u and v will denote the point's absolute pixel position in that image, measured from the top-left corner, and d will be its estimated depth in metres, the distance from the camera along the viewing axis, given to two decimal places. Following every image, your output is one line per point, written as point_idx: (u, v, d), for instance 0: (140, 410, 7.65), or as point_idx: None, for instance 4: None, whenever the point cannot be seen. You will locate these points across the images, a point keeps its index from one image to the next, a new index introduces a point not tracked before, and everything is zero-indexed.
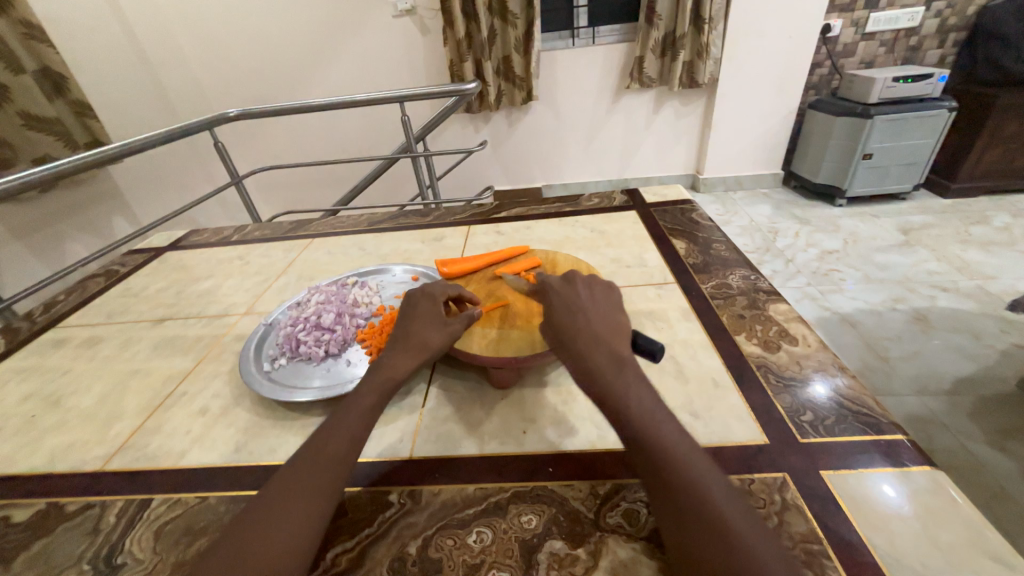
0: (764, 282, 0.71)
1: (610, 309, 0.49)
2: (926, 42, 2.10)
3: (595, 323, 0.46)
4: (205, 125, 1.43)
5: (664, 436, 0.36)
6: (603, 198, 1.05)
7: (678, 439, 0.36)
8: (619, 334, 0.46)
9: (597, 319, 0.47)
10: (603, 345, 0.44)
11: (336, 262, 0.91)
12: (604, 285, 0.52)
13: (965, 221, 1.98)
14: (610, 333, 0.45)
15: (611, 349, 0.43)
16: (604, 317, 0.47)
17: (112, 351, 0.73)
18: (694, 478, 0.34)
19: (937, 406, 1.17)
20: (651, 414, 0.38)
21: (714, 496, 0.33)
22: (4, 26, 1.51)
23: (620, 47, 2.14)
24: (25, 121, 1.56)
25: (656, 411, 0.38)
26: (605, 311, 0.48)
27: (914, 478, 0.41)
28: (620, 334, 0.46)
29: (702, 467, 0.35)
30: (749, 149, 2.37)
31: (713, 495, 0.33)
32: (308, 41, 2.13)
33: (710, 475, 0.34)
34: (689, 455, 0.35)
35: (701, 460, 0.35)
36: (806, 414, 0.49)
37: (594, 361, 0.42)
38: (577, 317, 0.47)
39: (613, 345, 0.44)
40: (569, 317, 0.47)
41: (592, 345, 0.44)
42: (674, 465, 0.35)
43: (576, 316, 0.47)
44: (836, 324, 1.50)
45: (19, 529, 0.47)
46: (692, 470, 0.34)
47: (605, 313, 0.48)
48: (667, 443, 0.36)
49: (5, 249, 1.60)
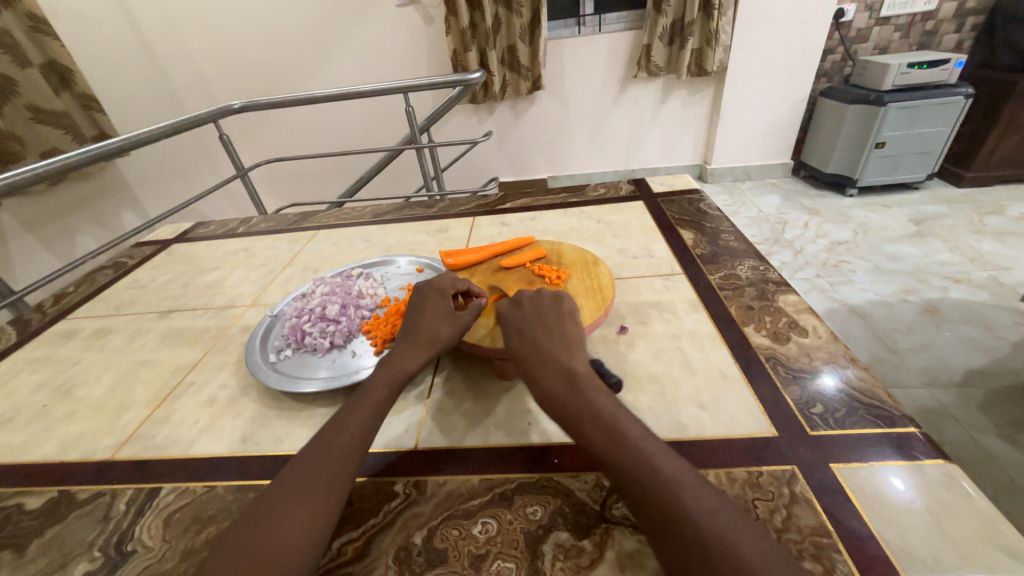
0: (774, 273, 0.69)
1: (558, 324, 0.49)
2: (943, 26, 2.04)
3: (544, 342, 0.47)
4: (210, 117, 1.43)
5: (625, 443, 0.36)
6: (609, 189, 1.04)
7: (642, 443, 0.36)
8: (569, 351, 0.46)
9: (546, 337, 0.47)
10: (553, 364, 0.44)
11: (341, 253, 0.91)
12: (553, 295, 0.52)
13: (979, 211, 1.94)
14: (560, 350, 0.46)
15: (562, 366, 0.44)
16: (552, 332, 0.48)
17: (121, 342, 0.74)
18: (662, 480, 0.33)
19: (947, 398, 1.16)
20: (610, 425, 0.38)
21: (686, 497, 0.32)
22: (10, 19, 1.51)
23: (627, 34, 2.10)
24: (34, 114, 1.57)
25: (617, 420, 0.38)
26: (553, 325, 0.49)
27: (926, 471, 0.40)
28: (572, 350, 0.46)
29: (671, 468, 0.34)
30: (758, 138, 2.33)
31: (684, 495, 0.32)
32: (311, 32, 2.12)
33: (680, 475, 0.34)
34: (657, 459, 0.35)
35: (668, 460, 0.35)
36: (816, 406, 0.48)
37: (547, 383, 0.43)
38: (525, 339, 0.48)
39: (564, 362, 0.44)
40: (517, 340, 0.48)
41: (544, 367, 0.44)
42: (637, 472, 0.34)
43: (524, 339, 0.48)
44: (846, 315, 1.48)
45: (32, 516, 0.47)
46: (660, 472, 0.34)
47: (552, 328, 0.48)
48: (630, 450, 0.36)
49: (17, 241, 1.62)
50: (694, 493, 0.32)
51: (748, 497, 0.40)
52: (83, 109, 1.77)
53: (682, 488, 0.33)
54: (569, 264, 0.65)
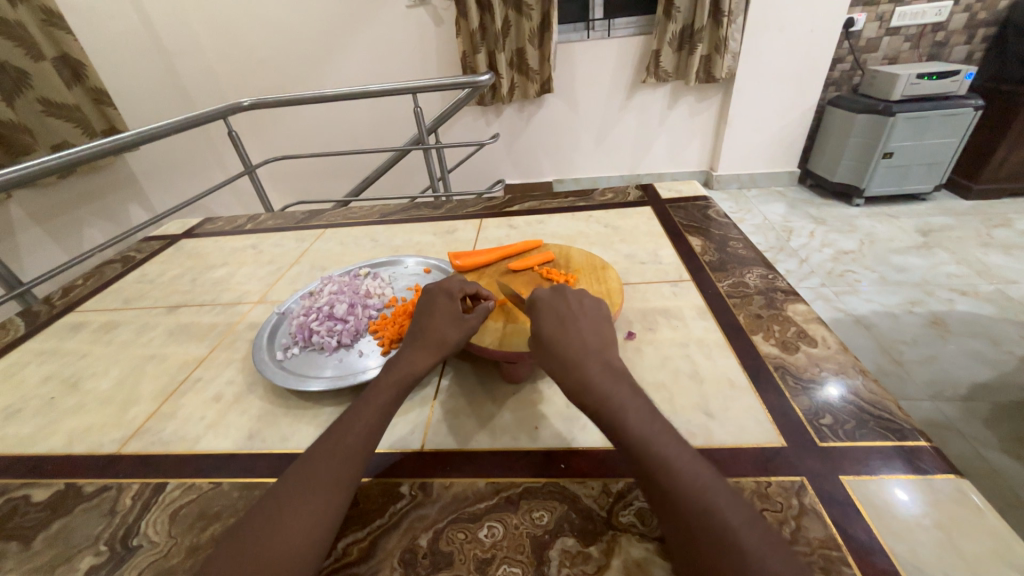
0: (782, 282, 0.69)
1: (599, 320, 0.48)
2: (954, 37, 2.03)
3: (586, 333, 0.46)
4: (219, 113, 1.43)
5: (664, 445, 0.36)
6: (617, 194, 1.04)
7: (678, 447, 0.36)
8: (608, 347, 0.46)
9: (587, 330, 0.47)
10: (594, 356, 0.44)
11: (348, 252, 0.91)
12: (592, 297, 0.52)
13: (986, 223, 1.94)
14: (599, 343, 0.45)
15: (603, 360, 0.43)
16: (593, 327, 0.47)
17: (128, 336, 0.74)
18: (698, 487, 0.33)
19: (952, 411, 1.15)
20: (648, 425, 0.38)
21: (720, 505, 0.32)
22: (25, 13, 1.52)
23: (635, 40, 2.11)
24: (45, 107, 1.58)
25: (654, 422, 0.38)
26: (594, 321, 0.48)
27: (937, 486, 0.40)
28: (610, 346, 0.46)
29: (706, 476, 0.34)
30: (765, 146, 2.33)
31: (719, 504, 0.32)
32: (322, 31, 2.13)
33: (714, 483, 0.34)
34: (690, 465, 0.35)
35: (703, 467, 0.35)
36: (825, 418, 0.48)
37: (589, 371, 0.42)
38: (565, 328, 0.47)
39: (605, 356, 0.44)
40: (555, 328, 0.47)
41: (584, 356, 0.43)
42: (675, 475, 0.34)
43: (564, 327, 0.47)
44: (850, 325, 1.47)
45: (38, 508, 0.48)
46: (697, 478, 0.34)
47: (594, 324, 0.48)
48: (667, 452, 0.36)
49: (26, 233, 1.63)
50: (727, 501, 0.33)
51: (756, 507, 0.40)
52: (94, 104, 1.79)
53: (715, 495, 0.33)
54: (577, 268, 0.65)
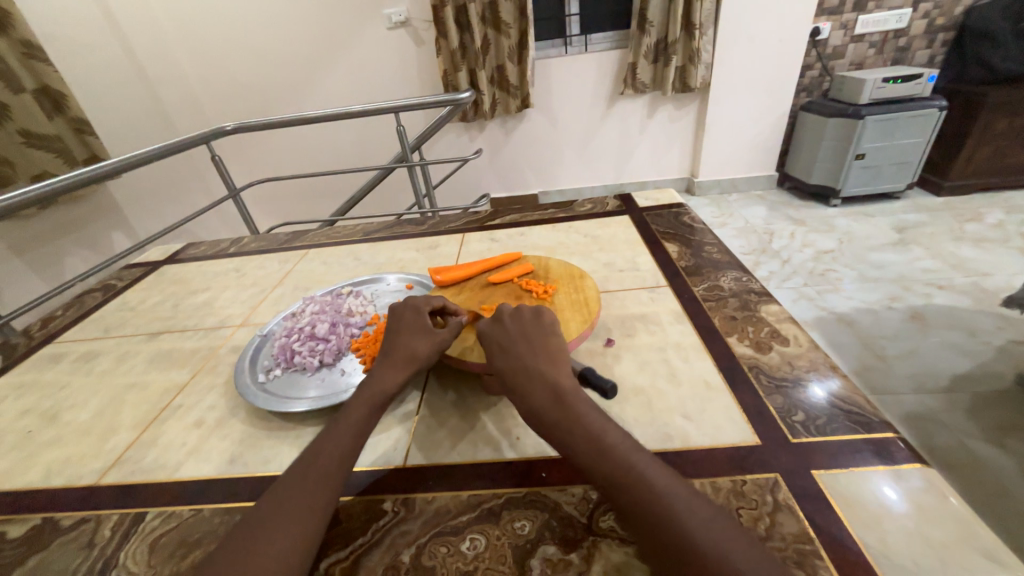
0: (756, 284, 0.71)
1: (541, 338, 0.49)
2: (915, 42, 2.12)
3: (529, 357, 0.47)
4: (202, 138, 1.43)
5: (617, 459, 0.37)
6: (596, 203, 1.06)
7: (631, 457, 0.37)
8: (554, 364, 0.46)
9: (530, 352, 0.47)
10: (540, 379, 0.44)
11: (332, 272, 0.91)
12: (535, 311, 0.52)
13: (958, 219, 2.00)
14: (545, 363, 0.46)
15: (549, 382, 0.44)
16: (537, 348, 0.48)
17: (108, 365, 0.73)
18: (653, 496, 0.34)
19: (935, 403, 1.17)
20: (600, 440, 0.38)
21: (677, 510, 0.33)
22: (4, 46, 1.53)
23: (611, 54, 2.17)
24: (25, 138, 1.57)
25: (605, 435, 0.39)
26: (537, 338, 0.49)
27: (907, 477, 0.41)
28: (557, 362, 0.46)
29: (661, 482, 0.35)
30: (744, 150, 2.39)
31: (678, 510, 0.33)
32: (305, 55, 2.17)
33: (671, 488, 0.35)
34: (648, 474, 0.36)
35: (658, 474, 0.36)
36: (798, 414, 0.49)
37: (536, 399, 0.43)
38: (510, 356, 0.48)
39: (552, 376, 0.45)
40: (501, 358, 0.48)
41: (530, 383, 0.44)
42: (630, 488, 0.35)
43: (510, 355, 0.47)
44: (833, 323, 1.50)
45: (14, 545, 0.47)
46: (652, 486, 0.35)
47: (536, 343, 0.48)
48: (621, 466, 0.36)
49: (5, 265, 1.59)
50: (686, 506, 0.33)
51: (731, 506, 0.41)
52: (76, 133, 1.77)
53: (673, 501, 0.34)
54: (556, 278, 0.66)
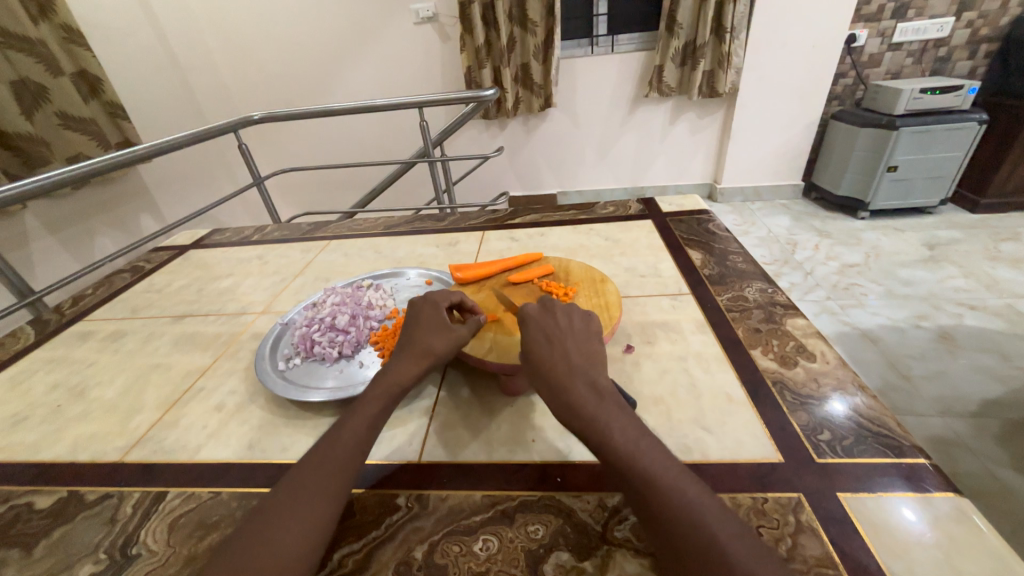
0: (782, 296, 0.69)
1: (586, 338, 0.49)
2: (956, 52, 2.04)
3: (572, 353, 0.46)
4: (231, 127, 1.45)
5: (649, 463, 0.36)
6: (618, 207, 1.05)
7: (664, 463, 0.36)
8: (595, 365, 0.46)
9: (574, 349, 0.47)
10: (580, 376, 0.44)
11: (352, 263, 0.92)
12: (582, 312, 0.52)
13: (993, 237, 1.92)
14: (586, 362, 0.46)
15: (589, 380, 0.43)
16: (581, 346, 0.48)
17: (135, 345, 0.75)
18: (685, 503, 0.33)
19: (961, 428, 1.13)
20: (634, 442, 0.38)
21: (709, 519, 0.33)
22: (46, 31, 1.58)
23: (638, 55, 2.14)
24: (62, 120, 1.61)
25: (640, 438, 0.38)
26: (582, 339, 0.48)
27: (937, 505, 0.40)
28: (597, 364, 0.46)
29: (693, 489, 0.34)
30: (769, 158, 2.33)
31: (708, 521, 0.32)
32: (333, 47, 2.20)
33: (702, 498, 0.34)
34: (679, 482, 0.35)
35: (691, 483, 0.35)
36: (823, 433, 0.47)
37: (574, 392, 0.42)
38: (552, 348, 0.47)
39: (591, 376, 0.44)
40: (543, 349, 0.47)
41: (570, 377, 0.44)
42: (662, 494, 0.34)
43: (551, 348, 0.47)
44: (856, 340, 1.46)
45: (41, 515, 0.48)
46: (683, 494, 0.34)
47: (582, 342, 0.48)
48: (654, 469, 0.36)
49: (40, 242, 1.65)
50: (717, 519, 0.33)
51: (752, 524, 0.40)
52: (110, 116, 1.83)
53: (704, 509, 0.33)
54: (577, 281, 0.66)
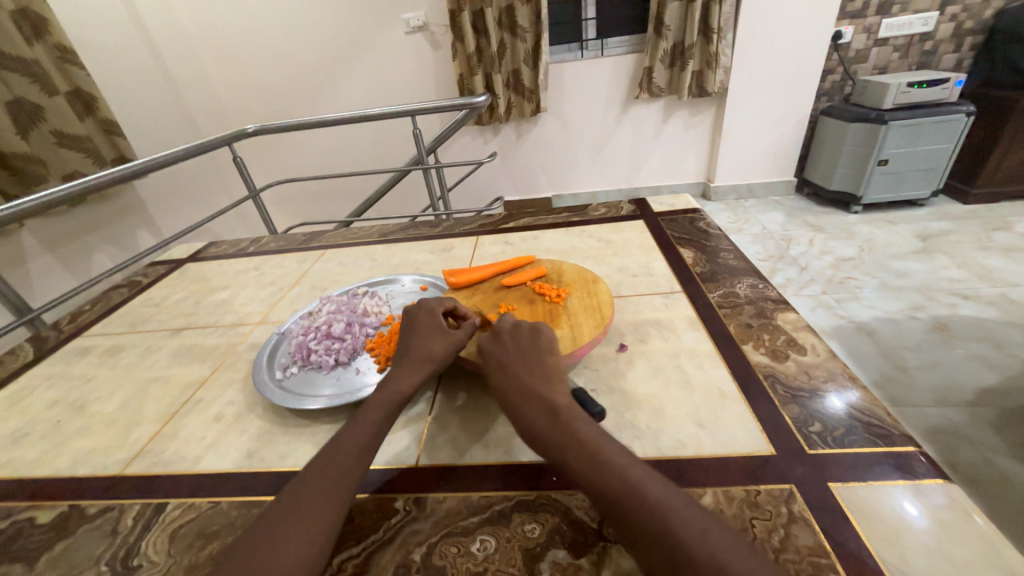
0: (773, 291, 0.70)
1: (537, 356, 0.49)
2: (942, 46, 2.06)
3: (524, 377, 0.47)
4: (225, 140, 1.46)
5: (611, 473, 0.36)
6: (611, 208, 1.06)
7: (626, 469, 0.36)
8: (551, 383, 0.46)
9: (526, 371, 0.48)
10: (536, 398, 0.45)
11: (348, 272, 0.93)
12: (530, 325, 0.53)
13: (986, 227, 1.94)
14: (541, 380, 0.46)
15: (543, 400, 0.44)
16: (533, 365, 0.48)
17: (133, 359, 0.76)
18: (651, 506, 0.34)
19: (958, 417, 1.14)
20: (595, 454, 0.38)
21: (673, 519, 0.33)
22: (41, 50, 1.60)
23: (629, 57, 2.16)
24: (58, 139, 1.62)
25: (600, 447, 0.39)
26: (534, 357, 0.49)
27: (927, 492, 0.40)
28: (552, 380, 0.47)
29: (656, 491, 0.34)
30: (761, 155, 2.35)
31: (674, 521, 0.32)
32: (326, 59, 2.22)
33: (667, 497, 0.34)
34: (642, 485, 0.35)
35: (652, 485, 0.35)
36: (815, 425, 0.48)
37: (532, 419, 0.43)
38: (506, 375, 0.48)
39: (546, 394, 0.45)
40: (499, 378, 0.49)
41: (527, 403, 0.45)
42: (625, 500, 0.34)
43: (506, 375, 0.48)
44: (852, 332, 1.47)
45: (42, 530, 0.49)
46: (646, 498, 0.34)
47: (533, 361, 0.49)
48: (616, 478, 0.36)
49: (37, 260, 1.66)
50: (683, 518, 0.33)
51: (745, 516, 0.40)
52: (105, 134, 1.84)
53: (671, 511, 0.33)
54: (569, 282, 0.67)
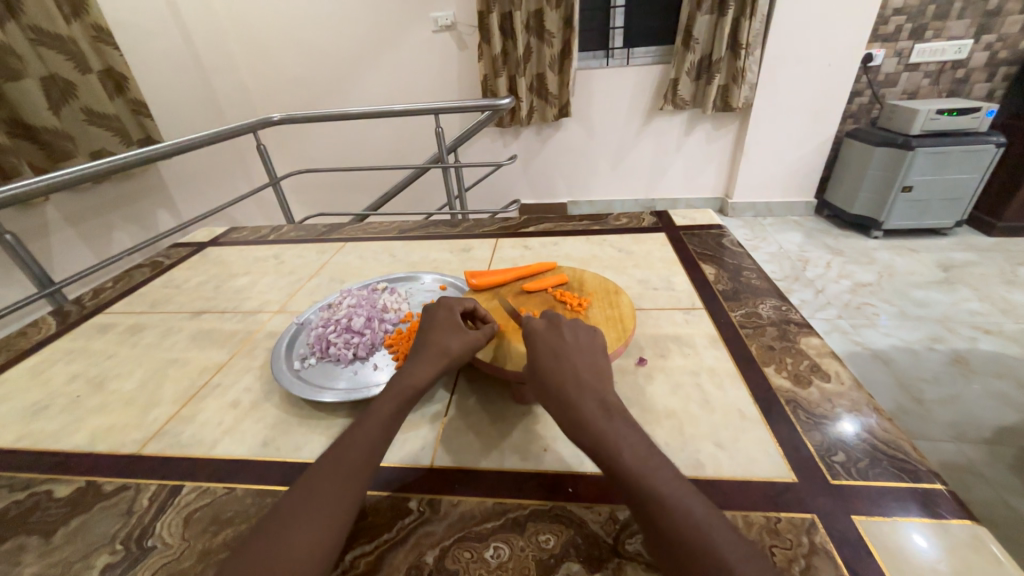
0: (796, 314, 0.69)
1: (592, 354, 0.49)
2: (975, 74, 2.03)
3: (581, 369, 0.46)
4: (250, 127, 1.48)
5: (657, 481, 0.36)
6: (632, 219, 1.05)
7: (672, 482, 0.36)
8: (603, 383, 0.46)
9: (582, 365, 0.47)
10: (590, 392, 0.44)
11: (366, 266, 0.93)
12: (588, 329, 0.52)
13: (1010, 261, 1.90)
14: (595, 378, 0.46)
15: (599, 396, 0.43)
16: (588, 361, 0.48)
17: (153, 339, 0.77)
18: (697, 523, 0.33)
19: (976, 454, 1.11)
20: (644, 461, 0.38)
21: (719, 544, 0.32)
22: (78, 29, 1.63)
23: (655, 68, 2.15)
24: (87, 116, 1.65)
25: (651, 457, 0.38)
26: (590, 355, 0.49)
27: (953, 532, 0.39)
28: (605, 381, 0.46)
29: (701, 511, 0.34)
30: (782, 174, 2.33)
31: (717, 542, 0.32)
32: (352, 53, 2.24)
33: (711, 518, 0.34)
34: (688, 503, 0.35)
35: (698, 503, 0.35)
36: (838, 455, 0.47)
37: (584, 408, 0.42)
38: (561, 362, 0.47)
39: (601, 392, 0.44)
40: (552, 363, 0.47)
41: (579, 394, 0.44)
42: (670, 513, 0.34)
43: (559, 361, 0.47)
44: (868, 360, 1.45)
45: (60, 504, 0.49)
46: (692, 515, 0.34)
47: (588, 357, 0.48)
48: (665, 489, 0.36)
49: (59, 234, 1.68)
50: (726, 540, 0.33)
51: (765, 544, 0.39)
52: (134, 114, 1.87)
53: (711, 532, 0.33)
54: (591, 292, 0.66)
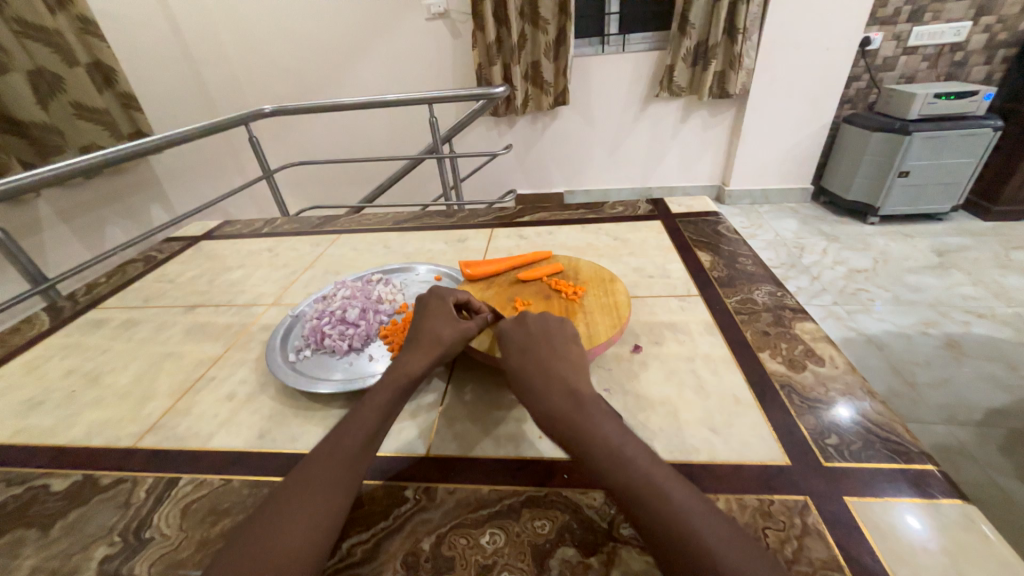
0: (791, 299, 0.69)
1: (563, 345, 0.49)
2: (973, 57, 2.01)
3: (551, 362, 0.47)
4: (242, 119, 1.46)
5: (635, 468, 0.36)
6: (628, 207, 1.05)
7: (649, 468, 0.36)
8: (576, 373, 0.46)
9: (554, 358, 0.47)
10: (561, 385, 0.44)
11: (361, 258, 0.93)
12: (559, 320, 0.53)
13: (1005, 245, 1.90)
14: (566, 369, 0.46)
15: (569, 389, 0.44)
16: (560, 354, 0.48)
17: (147, 334, 0.76)
18: (673, 509, 0.34)
19: (967, 436, 1.12)
20: (620, 449, 0.38)
21: (699, 527, 0.32)
22: (63, 21, 1.60)
23: (652, 55, 2.13)
24: (77, 111, 1.63)
25: (627, 444, 0.38)
26: (561, 347, 0.49)
27: (944, 511, 0.40)
28: (578, 371, 0.46)
29: (680, 495, 0.34)
30: (779, 161, 2.32)
31: (697, 525, 0.33)
32: (344, 43, 2.21)
33: (690, 502, 0.34)
34: (666, 487, 0.35)
35: (677, 487, 0.35)
36: (831, 438, 0.47)
37: (555, 403, 0.43)
38: (531, 359, 0.48)
39: (572, 383, 0.44)
40: (523, 361, 0.48)
41: (551, 388, 0.44)
42: (648, 499, 0.34)
43: (530, 358, 0.48)
44: (863, 345, 1.46)
45: (57, 497, 0.49)
46: (669, 499, 0.34)
47: (560, 350, 0.48)
48: (641, 475, 0.36)
49: (52, 230, 1.67)
50: (705, 522, 0.33)
51: (758, 526, 0.40)
52: (123, 108, 1.85)
53: (693, 516, 0.33)
54: (585, 280, 0.66)
